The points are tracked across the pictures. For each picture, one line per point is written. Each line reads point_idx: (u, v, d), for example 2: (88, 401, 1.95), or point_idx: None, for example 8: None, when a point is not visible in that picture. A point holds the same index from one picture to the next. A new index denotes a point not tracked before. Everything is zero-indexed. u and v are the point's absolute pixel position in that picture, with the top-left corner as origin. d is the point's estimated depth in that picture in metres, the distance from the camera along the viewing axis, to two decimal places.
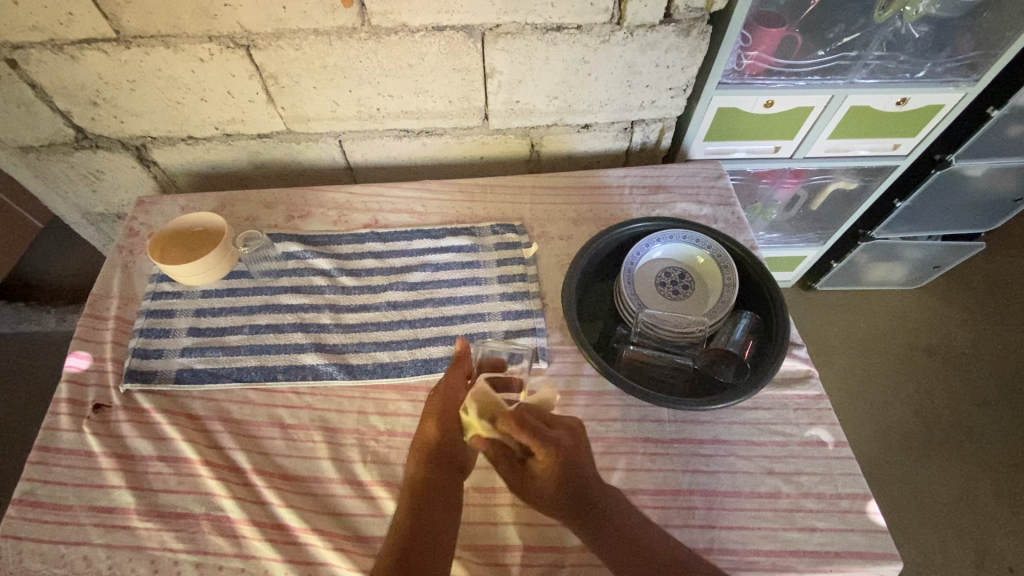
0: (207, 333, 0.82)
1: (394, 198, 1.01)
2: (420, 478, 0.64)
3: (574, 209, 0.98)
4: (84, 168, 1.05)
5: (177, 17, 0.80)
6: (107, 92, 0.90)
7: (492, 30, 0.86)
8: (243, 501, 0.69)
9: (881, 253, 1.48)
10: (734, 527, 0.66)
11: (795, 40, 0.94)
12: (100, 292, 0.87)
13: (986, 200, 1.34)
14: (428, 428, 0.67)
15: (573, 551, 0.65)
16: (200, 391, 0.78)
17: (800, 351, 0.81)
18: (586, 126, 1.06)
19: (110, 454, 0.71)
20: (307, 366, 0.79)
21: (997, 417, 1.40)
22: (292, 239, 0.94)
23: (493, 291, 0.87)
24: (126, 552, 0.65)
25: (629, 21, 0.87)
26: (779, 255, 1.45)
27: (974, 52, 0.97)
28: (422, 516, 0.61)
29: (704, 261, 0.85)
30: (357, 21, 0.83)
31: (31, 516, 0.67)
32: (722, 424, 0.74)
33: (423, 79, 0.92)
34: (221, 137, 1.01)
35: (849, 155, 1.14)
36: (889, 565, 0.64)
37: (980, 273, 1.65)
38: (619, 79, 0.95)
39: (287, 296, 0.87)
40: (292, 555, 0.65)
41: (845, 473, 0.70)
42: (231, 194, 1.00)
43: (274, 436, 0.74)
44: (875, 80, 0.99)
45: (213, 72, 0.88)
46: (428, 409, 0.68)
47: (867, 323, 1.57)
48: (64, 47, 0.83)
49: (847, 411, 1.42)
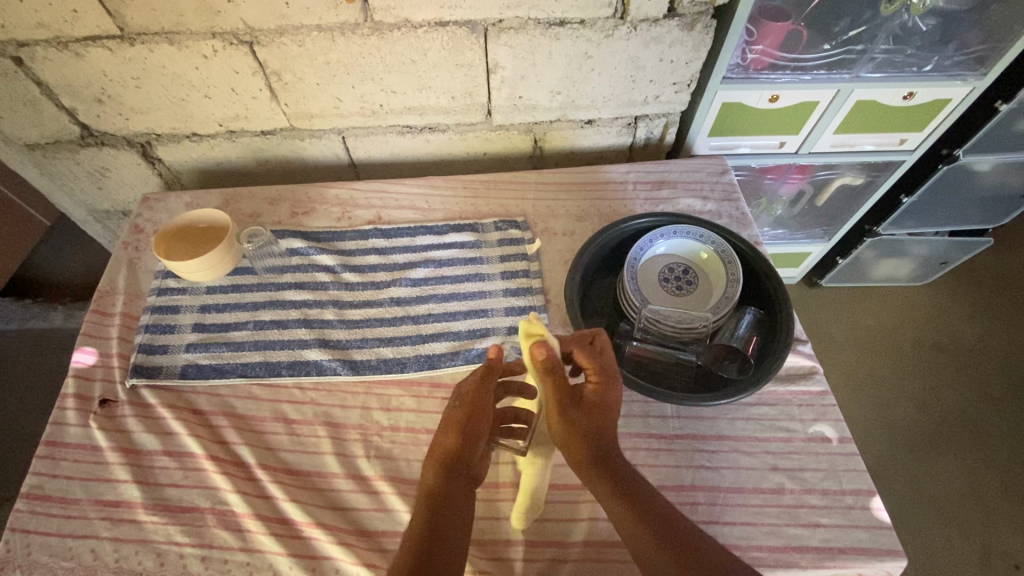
0: (212, 329, 0.83)
1: (398, 195, 1.01)
2: (433, 493, 0.61)
3: (578, 205, 0.97)
4: (90, 166, 1.05)
5: (180, 14, 0.80)
6: (111, 89, 0.90)
7: (494, 25, 0.85)
8: (248, 495, 0.69)
9: (887, 249, 1.47)
10: (737, 522, 0.66)
11: (801, 34, 0.93)
12: (106, 288, 0.88)
13: (995, 195, 1.32)
14: (448, 438, 0.63)
15: (575, 546, 0.65)
16: (205, 386, 0.78)
17: (805, 347, 0.81)
18: (589, 122, 1.05)
19: (117, 449, 0.72)
20: (311, 362, 0.80)
21: (1004, 413, 1.39)
22: (295, 235, 0.94)
23: (496, 287, 0.87)
24: (132, 545, 0.66)
25: (633, 15, 0.86)
26: (784, 251, 1.45)
27: (982, 45, 0.96)
28: (433, 525, 0.58)
29: (708, 257, 0.85)
30: (359, 17, 0.83)
31: (39, 510, 0.68)
32: (726, 420, 0.73)
33: (426, 75, 0.92)
34: (224, 134, 1.01)
35: (855, 150, 1.14)
36: (895, 562, 0.63)
37: (988, 269, 1.64)
38: (622, 74, 0.95)
39: (292, 291, 0.87)
40: (296, 549, 0.66)
41: (849, 469, 0.70)
42: (235, 191, 1.01)
43: (278, 431, 0.75)
44: (882, 74, 0.98)
45: (217, 69, 0.88)
46: (452, 416, 0.64)
47: (872, 319, 1.56)
48: (68, 44, 0.83)
49: (853, 409, 1.41)
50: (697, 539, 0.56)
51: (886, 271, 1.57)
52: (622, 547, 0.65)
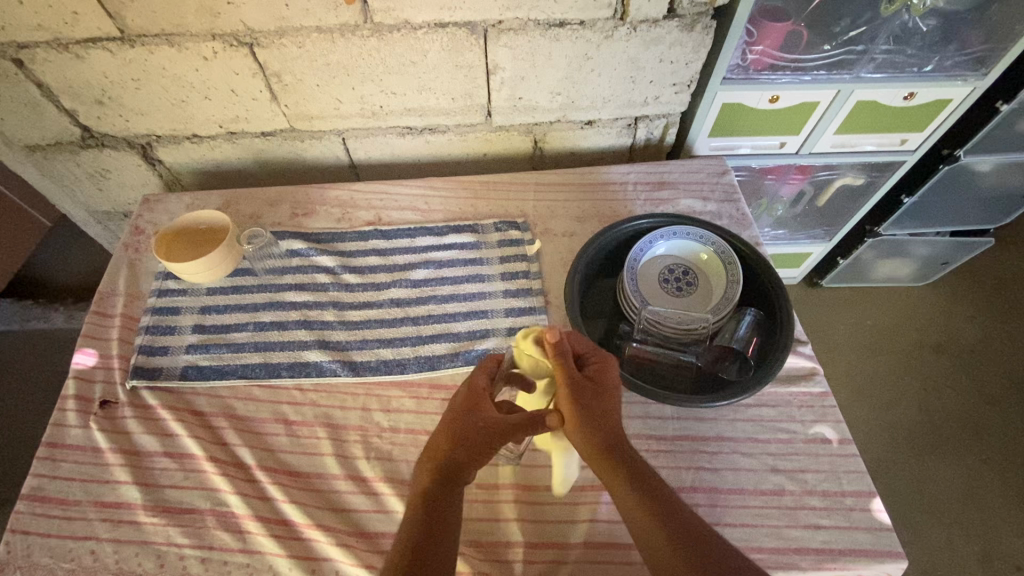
0: (211, 331, 0.83)
1: (398, 196, 1.01)
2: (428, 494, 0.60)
3: (578, 206, 0.97)
4: (90, 167, 1.05)
5: (181, 16, 0.81)
6: (112, 91, 0.90)
7: (494, 26, 0.86)
8: (247, 497, 0.69)
9: (888, 249, 1.47)
10: (736, 524, 0.66)
11: (802, 35, 0.93)
12: (106, 290, 0.88)
13: (996, 196, 1.32)
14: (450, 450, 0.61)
15: (575, 547, 0.65)
16: (205, 387, 0.78)
17: (805, 348, 0.80)
18: (589, 123, 1.05)
19: (117, 451, 0.72)
20: (310, 363, 0.80)
21: (1006, 414, 1.38)
22: (295, 237, 0.94)
23: (496, 288, 0.87)
24: (132, 547, 0.66)
25: (632, 17, 0.86)
26: (785, 251, 1.44)
27: (983, 45, 0.96)
28: (429, 525, 0.58)
29: (708, 258, 0.85)
30: (358, 18, 0.83)
31: (39, 511, 0.68)
32: (726, 421, 0.73)
33: (426, 77, 0.92)
34: (224, 135, 1.01)
35: (855, 150, 1.13)
36: (895, 564, 0.63)
37: (989, 270, 1.64)
38: (622, 75, 0.95)
39: (292, 292, 0.87)
40: (295, 551, 0.66)
41: (849, 470, 0.70)
42: (235, 192, 1.01)
43: (277, 432, 0.75)
44: (883, 74, 0.98)
45: (217, 71, 0.89)
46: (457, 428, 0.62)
47: (873, 320, 1.56)
48: (69, 46, 0.83)
49: (854, 410, 1.41)
50: (709, 538, 0.55)
51: (888, 271, 1.57)
52: (621, 549, 0.65)
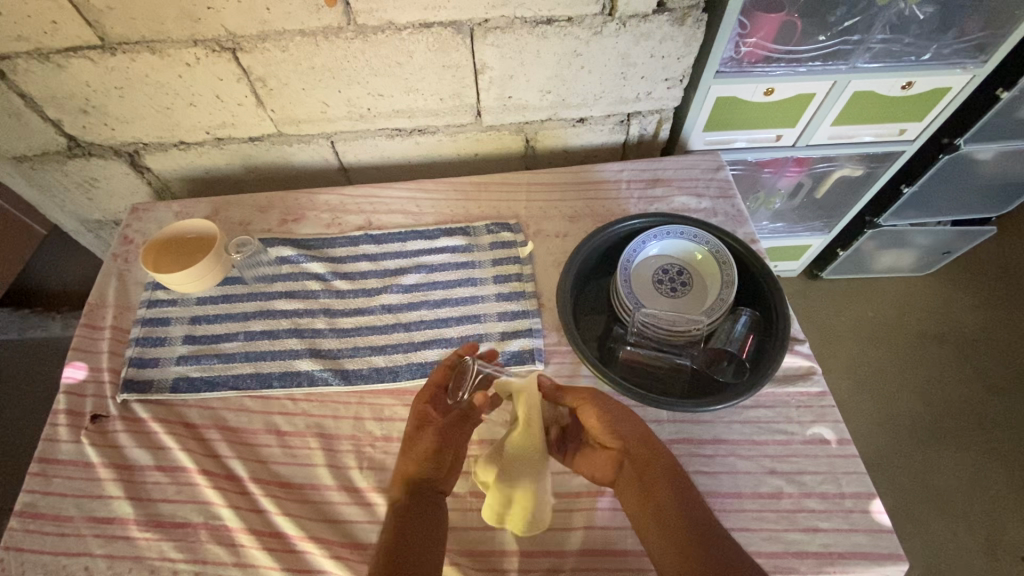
0: (202, 341, 0.82)
1: (389, 199, 1.00)
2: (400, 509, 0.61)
3: (571, 206, 0.96)
4: (78, 177, 1.05)
5: (161, 22, 0.79)
6: (95, 100, 0.89)
7: (480, 25, 0.84)
8: (240, 509, 0.69)
9: (889, 239, 1.45)
10: (734, 528, 0.65)
11: (796, 25, 0.90)
12: (96, 301, 0.87)
13: (1001, 183, 1.29)
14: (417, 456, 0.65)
15: (571, 555, 0.65)
16: (197, 400, 0.78)
17: (802, 347, 0.79)
18: (582, 120, 1.04)
19: (109, 465, 0.72)
20: (302, 372, 0.79)
21: (1010, 405, 1.37)
22: (284, 243, 0.93)
23: (489, 292, 0.86)
24: (125, 562, 0.66)
25: (621, 12, 0.84)
26: (784, 245, 1.42)
27: (982, 32, 0.93)
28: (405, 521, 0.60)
29: (702, 257, 0.83)
30: (342, 20, 0.81)
31: (32, 528, 0.68)
32: (723, 424, 0.72)
33: (412, 77, 0.90)
34: (213, 141, 1.00)
35: (854, 141, 1.11)
36: (895, 566, 0.62)
37: (992, 258, 1.61)
38: (613, 71, 0.93)
39: (282, 301, 0.86)
40: (290, 563, 0.65)
41: (849, 472, 0.69)
42: (224, 199, 1.00)
43: (271, 444, 0.74)
44: (880, 63, 0.96)
45: (201, 77, 0.87)
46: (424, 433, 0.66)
47: (875, 311, 1.55)
48: (50, 56, 0.82)
49: (855, 402, 1.40)
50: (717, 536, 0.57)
51: (889, 261, 1.55)
52: (619, 555, 0.64)
